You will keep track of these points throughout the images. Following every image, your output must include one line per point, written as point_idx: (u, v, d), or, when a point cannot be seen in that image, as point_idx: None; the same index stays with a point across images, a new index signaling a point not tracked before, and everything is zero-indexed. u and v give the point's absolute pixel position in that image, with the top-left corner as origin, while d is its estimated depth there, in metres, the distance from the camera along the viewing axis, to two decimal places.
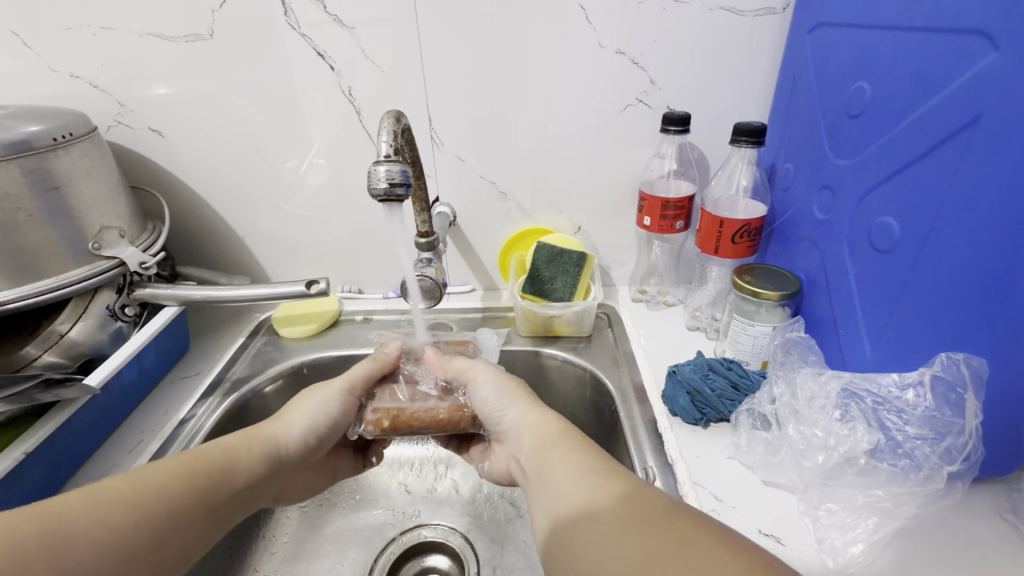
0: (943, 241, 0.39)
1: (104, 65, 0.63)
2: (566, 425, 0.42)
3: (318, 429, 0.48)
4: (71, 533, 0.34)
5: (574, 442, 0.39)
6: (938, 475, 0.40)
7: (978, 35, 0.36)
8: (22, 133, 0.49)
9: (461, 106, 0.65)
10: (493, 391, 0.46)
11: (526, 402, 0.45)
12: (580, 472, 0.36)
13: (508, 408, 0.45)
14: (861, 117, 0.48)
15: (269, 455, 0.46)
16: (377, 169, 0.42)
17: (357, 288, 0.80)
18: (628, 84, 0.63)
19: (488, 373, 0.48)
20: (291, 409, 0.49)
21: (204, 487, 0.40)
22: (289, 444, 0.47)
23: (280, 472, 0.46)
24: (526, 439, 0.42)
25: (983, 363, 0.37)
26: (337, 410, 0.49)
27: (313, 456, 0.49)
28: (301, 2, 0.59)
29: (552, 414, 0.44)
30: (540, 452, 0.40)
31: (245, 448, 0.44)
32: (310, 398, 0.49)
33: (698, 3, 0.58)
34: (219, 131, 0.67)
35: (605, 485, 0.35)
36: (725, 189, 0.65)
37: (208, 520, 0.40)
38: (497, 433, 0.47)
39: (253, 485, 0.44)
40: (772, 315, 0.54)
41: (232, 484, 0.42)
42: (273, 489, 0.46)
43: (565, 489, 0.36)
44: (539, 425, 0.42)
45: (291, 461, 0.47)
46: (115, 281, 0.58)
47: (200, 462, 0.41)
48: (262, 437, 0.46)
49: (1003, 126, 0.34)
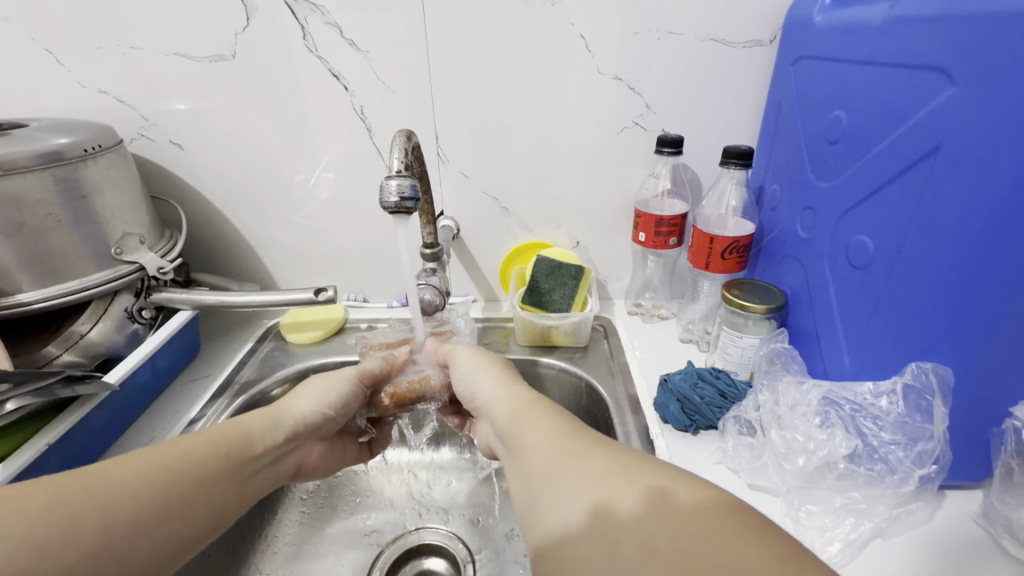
0: (912, 258, 0.42)
1: (130, 82, 0.66)
2: (533, 397, 0.43)
3: (330, 403, 0.52)
4: (109, 492, 0.35)
5: (541, 415, 0.41)
6: (911, 478, 0.42)
7: (938, 72, 0.39)
8: (55, 145, 0.52)
9: (466, 126, 0.68)
10: (466, 367, 0.50)
11: (493, 376, 0.47)
12: (553, 456, 0.36)
13: (479, 382, 0.48)
14: (839, 143, 0.52)
15: (287, 428, 0.48)
16: (389, 183, 0.45)
17: (362, 297, 0.82)
18: (624, 108, 0.67)
19: (467, 353, 0.52)
20: (300, 389, 0.52)
21: (227, 456, 0.42)
22: (302, 418, 0.50)
23: (297, 443, 0.49)
24: (497, 412, 0.44)
25: (949, 372, 0.40)
26: (347, 391, 0.53)
27: (331, 425, 0.53)
28: (319, 26, 0.63)
29: (521, 386, 0.46)
30: (514, 429, 0.41)
31: (259, 422, 0.46)
32: (320, 378, 0.52)
33: (690, 34, 0.62)
34: (236, 145, 0.70)
35: (581, 472, 0.34)
36: (715, 208, 0.68)
37: (235, 485, 0.42)
38: (476, 411, 0.49)
39: (270, 453, 0.46)
40: (760, 327, 0.57)
41: (254, 450, 0.45)
42: (293, 457, 0.49)
43: (544, 482, 0.35)
44: (508, 398, 0.44)
45: (305, 434, 0.50)
46: (134, 285, 0.61)
47: (220, 434, 0.43)
48: (276, 411, 0.49)
49: (963, 154, 0.37)
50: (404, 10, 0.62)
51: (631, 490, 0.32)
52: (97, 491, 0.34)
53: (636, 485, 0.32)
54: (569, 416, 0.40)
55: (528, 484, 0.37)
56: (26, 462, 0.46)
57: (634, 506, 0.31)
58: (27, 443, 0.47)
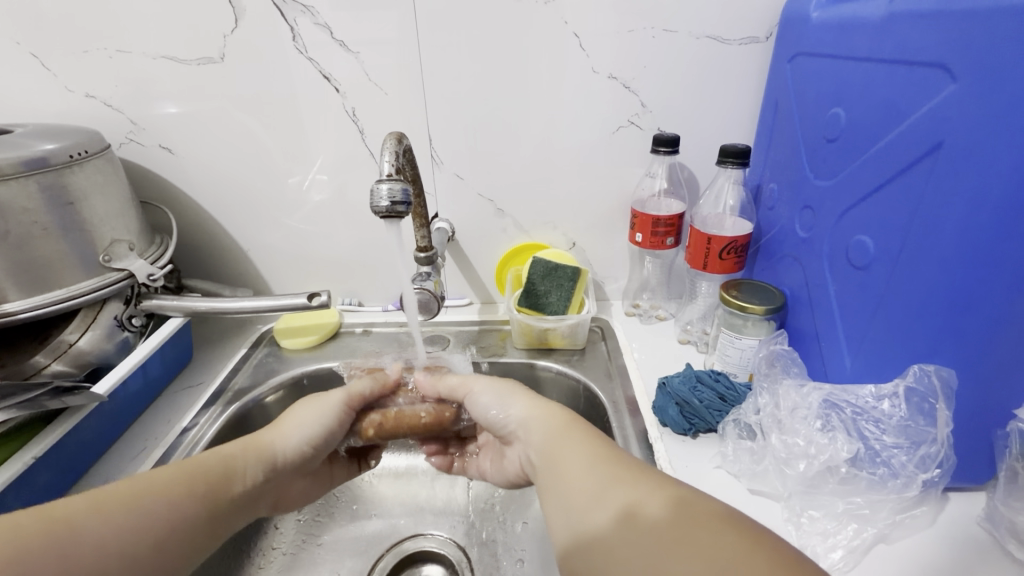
0: (913, 259, 0.41)
1: (117, 86, 0.65)
2: (573, 417, 0.43)
3: (314, 440, 0.50)
4: (81, 527, 0.35)
5: (584, 434, 0.41)
6: (913, 482, 0.42)
7: (938, 68, 0.39)
8: (41, 151, 0.51)
9: (460, 125, 0.67)
10: (492, 395, 0.48)
11: (526, 400, 0.46)
12: (598, 464, 0.37)
13: (510, 406, 0.46)
14: (838, 141, 0.51)
15: (268, 464, 0.47)
16: (380, 188, 0.44)
17: (357, 301, 0.81)
18: (620, 106, 0.66)
19: (486, 383, 0.50)
20: (288, 418, 0.51)
21: (202, 495, 0.42)
22: (286, 453, 0.48)
23: (276, 482, 0.48)
24: (536, 435, 0.43)
25: (952, 374, 0.40)
26: (334, 422, 0.51)
27: (314, 462, 0.51)
28: (309, 27, 0.62)
29: (557, 407, 0.45)
30: (556, 447, 0.41)
31: (241, 457, 0.46)
32: (308, 408, 0.51)
33: (686, 32, 0.61)
34: (228, 149, 0.69)
35: (626, 480, 0.35)
36: (713, 208, 0.67)
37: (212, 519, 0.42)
38: (504, 436, 0.48)
39: (251, 492, 0.45)
40: (759, 329, 0.56)
41: (232, 490, 0.44)
42: (268, 498, 0.48)
43: (584, 490, 0.36)
44: (546, 419, 0.43)
45: (289, 469, 0.49)
46: (124, 293, 0.60)
47: (199, 472, 0.42)
48: (260, 444, 0.48)
49: (964, 152, 0.36)
50: (395, 11, 0.61)
51: (660, 497, 0.34)
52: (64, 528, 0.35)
53: (666, 494, 0.34)
54: (605, 438, 0.40)
55: (572, 482, 0.37)
56: (14, 476, 0.45)
57: (664, 509, 0.33)
58: (12, 457, 0.46)
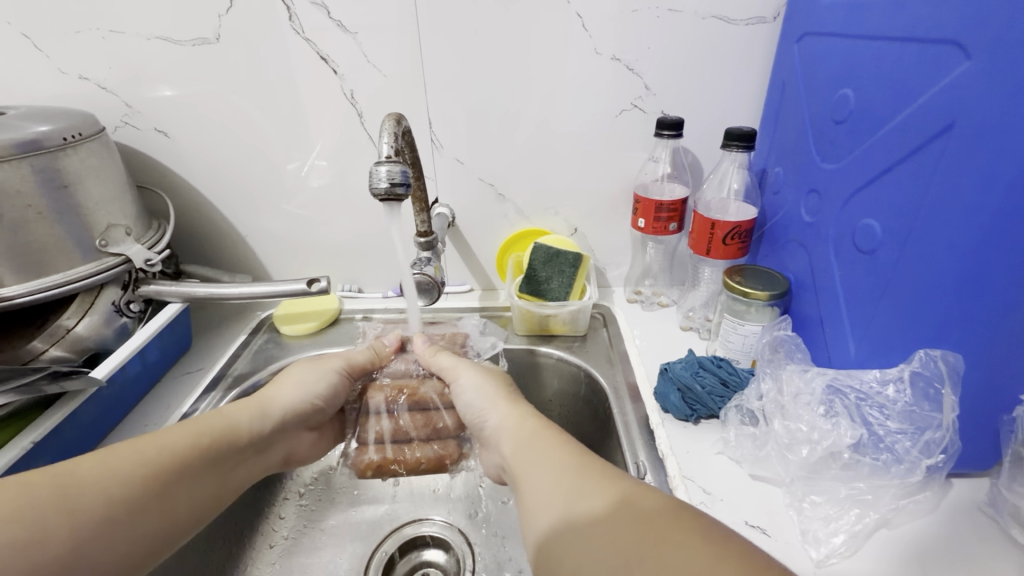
0: (922, 241, 0.40)
1: (111, 67, 0.64)
2: (543, 424, 0.43)
3: (319, 394, 0.52)
4: (87, 486, 0.35)
5: (553, 438, 0.41)
6: (917, 468, 0.41)
7: (951, 45, 0.38)
8: (33, 132, 0.50)
9: (460, 109, 0.66)
10: (474, 392, 0.49)
11: (501, 407, 0.47)
12: (567, 472, 0.37)
13: (489, 410, 0.47)
14: (845, 123, 0.50)
15: (274, 419, 0.49)
16: (378, 169, 0.43)
17: (357, 287, 0.81)
18: (625, 88, 0.64)
19: (471, 374, 0.51)
20: (288, 376, 0.53)
21: (209, 448, 0.43)
22: (288, 409, 0.50)
23: (281, 434, 0.50)
24: (506, 444, 0.44)
25: (960, 359, 0.39)
26: (336, 383, 0.54)
27: (320, 417, 0.53)
28: (306, 8, 0.60)
29: (530, 413, 0.45)
30: (523, 452, 0.41)
31: (245, 414, 0.47)
32: (307, 367, 0.53)
33: (690, 11, 0.60)
34: (225, 135, 0.68)
35: (595, 484, 0.35)
36: (716, 192, 0.67)
37: (218, 478, 0.43)
38: (480, 437, 0.49)
39: (256, 442, 0.47)
40: (762, 315, 0.56)
41: (237, 442, 0.45)
42: (280, 449, 0.50)
43: (552, 491, 0.36)
44: (518, 425, 0.44)
45: (294, 422, 0.51)
46: (121, 278, 0.59)
47: (203, 426, 0.44)
48: (263, 402, 0.49)
49: (977, 133, 0.36)
50: None
51: (651, 497, 0.34)
52: (70, 491, 0.35)
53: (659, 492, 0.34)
54: (575, 442, 0.40)
55: (552, 471, 0.38)
56: (12, 460, 0.45)
57: (657, 506, 0.33)
58: (11, 441, 0.46)
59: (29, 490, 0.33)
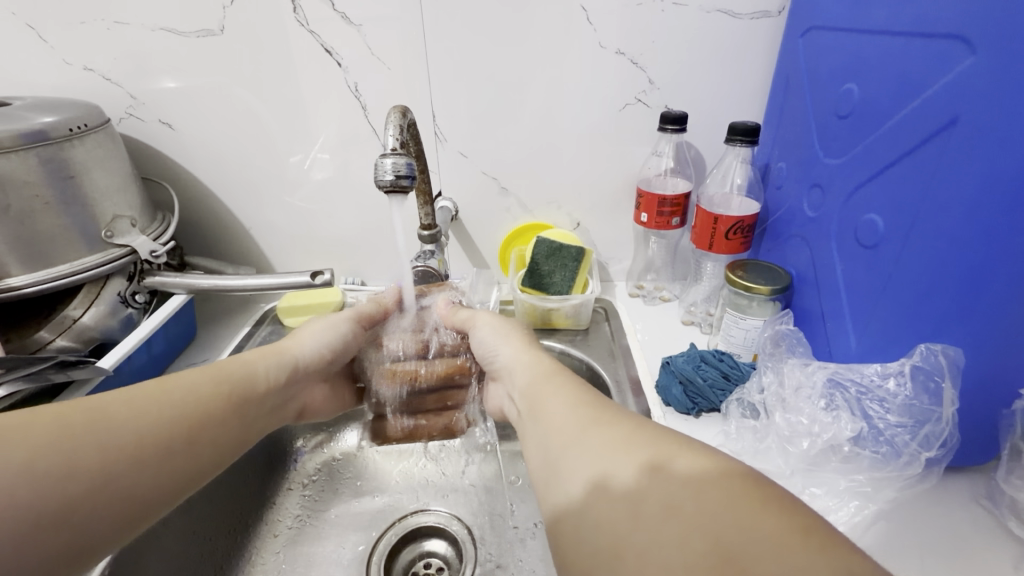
0: (923, 236, 0.41)
1: (115, 59, 0.64)
2: (557, 365, 0.45)
3: (330, 346, 0.52)
4: (114, 421, 0.35)
5: (563, 387, 0.40)
6: (916, 461, 0.42)
7: (956, 40, 0.38)
8: (40, 123, 0.50)
9: (464, 100, 0.66)
10: (489, 332, 0.51)
11: (515, 343, 0.48)
12: (580, 420, 0.36)
13: (501, 347, 0.49)
14: (849, 118, 0.50)
15: (289, 369, 0.49)
16: (384, 161, 0.43)
17: (360, 280, 0.81)
18: (629, 82, 0.64)
19: (487, 319, 0.53)
20: (301, 331, 0.53)
21: (230, 397, 0.43)
22: (304, 359, 0.50)
23: (296, 390, 0.50)
24: (520, 376, 0.45)
25: (960, 353, 0.39)
26: (347, 333, 0.54)
27: (331, 369, 0.54)
28: (311, 0, 0.60)
29: (545, 355, 0.47)
30: (535, 401, 0.41)
31: (261, 363, 0.47)
32: (319, 322, 0.53)
33: (696, 5, 0.60)
34: (229, 127, 0.68)
35: (606, 432, 0.34)
36: (719, 186, 0.67)
37: (239, 426, 0.43)
38: (493, 373, 0.51)
39: (274, 393, 0.47)
40: (764, 309, 0.56)
41: (257, 389, 0.45)
42: (294, 404, 0.50)
43: (564, 433, 0.36)
44: (533, 364, 0.45)
45: (308, 374, 0.51)
46: (127, 269, 0.60)
47: (224, 373, 0.44)
48: (279, 352, 0.49)
49: (981, 127, 0.36)
50: None
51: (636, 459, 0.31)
52: (100, 428, 0.35)
53: (635, 458, 0.31)
54: (589, 388, 0.40)
55: (543, 459, 0.36)
56: None
57: (634, 480, 0.30)
58: None
59: (63, 424, 0.33)
